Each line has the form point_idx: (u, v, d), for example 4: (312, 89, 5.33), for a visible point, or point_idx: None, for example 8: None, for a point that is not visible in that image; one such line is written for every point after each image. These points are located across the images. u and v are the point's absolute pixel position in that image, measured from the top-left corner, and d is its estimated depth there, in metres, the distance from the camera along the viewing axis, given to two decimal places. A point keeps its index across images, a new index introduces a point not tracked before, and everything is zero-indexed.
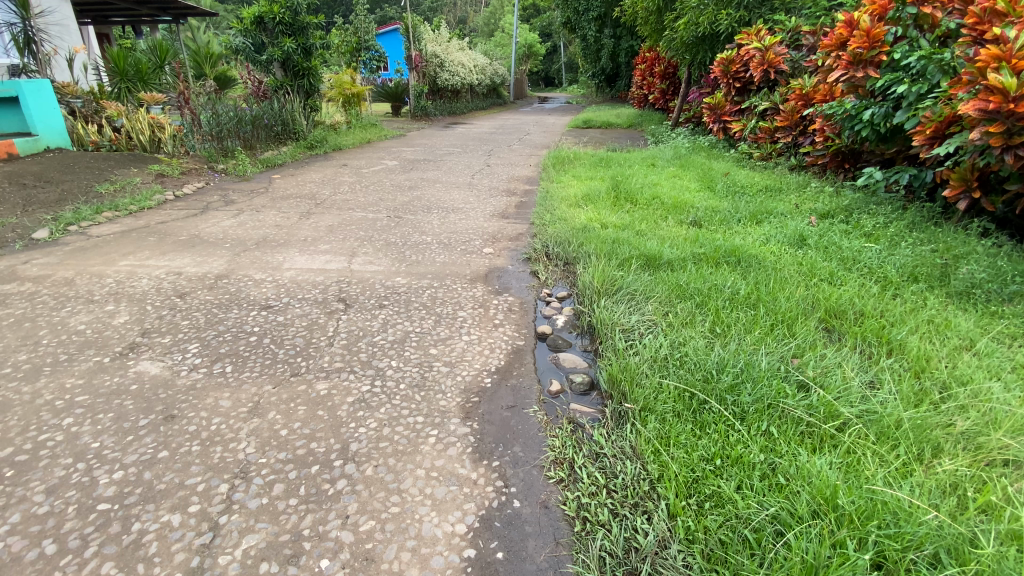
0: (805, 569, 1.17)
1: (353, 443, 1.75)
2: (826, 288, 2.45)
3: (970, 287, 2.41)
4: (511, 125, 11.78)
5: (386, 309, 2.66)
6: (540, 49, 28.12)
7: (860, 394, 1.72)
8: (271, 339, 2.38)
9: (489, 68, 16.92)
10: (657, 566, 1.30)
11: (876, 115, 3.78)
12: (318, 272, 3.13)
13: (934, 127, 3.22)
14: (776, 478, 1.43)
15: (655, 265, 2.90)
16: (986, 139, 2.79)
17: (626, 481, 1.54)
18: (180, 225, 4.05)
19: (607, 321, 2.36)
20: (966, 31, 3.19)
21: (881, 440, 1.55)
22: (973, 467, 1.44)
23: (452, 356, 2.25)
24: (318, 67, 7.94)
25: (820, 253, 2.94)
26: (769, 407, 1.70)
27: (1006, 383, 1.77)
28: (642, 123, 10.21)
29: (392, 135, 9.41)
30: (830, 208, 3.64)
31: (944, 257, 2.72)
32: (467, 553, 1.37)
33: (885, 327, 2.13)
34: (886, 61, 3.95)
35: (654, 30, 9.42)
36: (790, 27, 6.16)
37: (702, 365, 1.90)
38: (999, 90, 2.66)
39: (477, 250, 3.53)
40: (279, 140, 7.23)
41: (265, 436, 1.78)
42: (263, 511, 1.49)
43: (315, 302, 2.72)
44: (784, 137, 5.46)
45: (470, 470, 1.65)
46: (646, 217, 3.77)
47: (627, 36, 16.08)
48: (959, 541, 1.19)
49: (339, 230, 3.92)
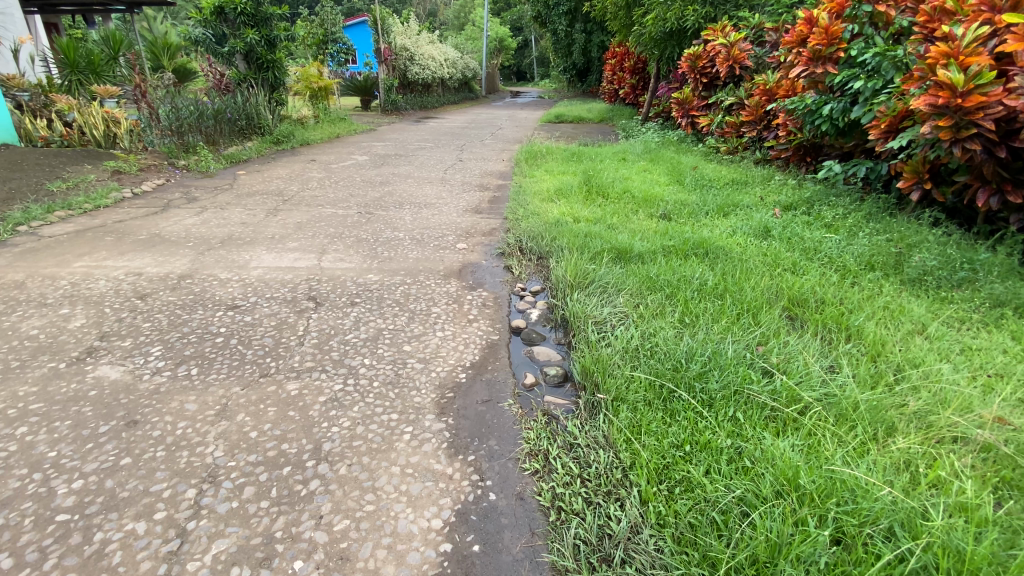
0: (769, 547, 1.22)
1: (325, 443, 1.72)
2: (789, 278, 2.53)
3: (922, 274, 2.53)
4: (483, 120, 11.69)
5: (358, 306, 2.62)
6: (511, 44, 27.88)
7: (821, 378, 1.80)
8: (238, 340, 2.32)
9: (460, 62, 16.74)
10: (631, 551, 1.32)
11: (835, 110, 3.94)
12: (286, 270, 3.06)
13: (888, 121, 3.35)
14: (742, 461, 1.48)
15: (626, 258, 2.95)
16: (937, 133, 2.90)
17: (599, 470, 1.57)
18: (139, 224, 3.90)
19: (580, 314, 2.39)
20: (918, 28, 3.33)
21: (840, 421, 1.62)
22: (924, 444, 1.52)
23: (426, 352, 2.24)
24: (283, 60, 7.65)
25: (784, 244, 3.04)
26: (735, 393, 1.75)
27: (955, 364, 1.88)
28: (614, 118, 10.29)
29: (361, 129, 9.24)
30: (792, 200, 3.76)
31: (898, 246, 2.85)
32: (444, 548, 1.37)
33: (844, 314, 2.22)
34: (844, 57, 4.10)
35: (623, 25, 9.47)
36: (755, 23, 6.29)
37: (672, 355, 1.94)
38: (948, 86, 2.80)
39: (451, 246, 3.51)
40: (244, 135, 7.01)
41: (234, 439, 1.74)
42: (232, 515, 1.46)
43: (284, 302, 2.67)
44: (749, 130, 5.58)
45: (445, 465, 1.65)
46: (617, 211, 3.81)
47: (597, 31, 16.12)
48: (911, 514, 1.25)
49: (308, 227, 3.83)
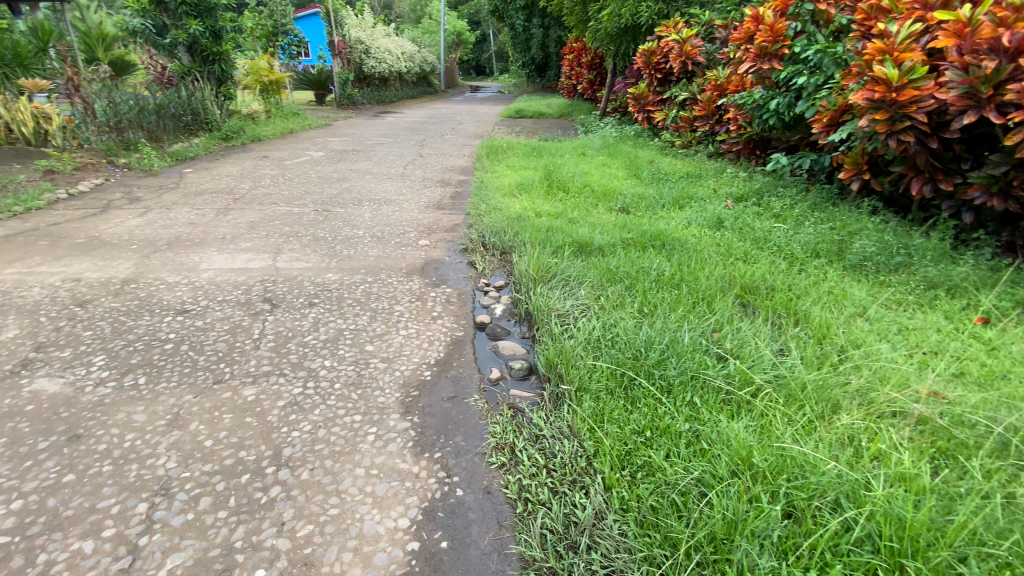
0: (725, 524, 1.27)
1: (285, 448, 1.67)
2: (741, 267, 2.63)
3: (862, 260, 2.68)
4: (442, 115, 11.56)
5: (317, 307, 2.55)
6: (470, 38, 27.67)
7: (771, 361, 1.88)
8: (189, 346, 2.22)
9: (417, 56, 16.48)
10: (596, 537, 1.35)
11: (782, 104, 4.11)
12: (239, 272, 2.94)
13: (830, 115, 3.52)
14: (699, 444, 1.53)
15: (587, 251, 2.99)
16: (874, 126, 3.06)
17: (564, 460, 1.60)
18: (76, 226, 3.66)
19: (543, 307, 2.41)
20: (858, 26, 3.56)
21: (790, 402, 1.70)
22: (866, 419, 1.62)
23: (390, 351, 2.21)
24: (230, 52, 7.35)
25: (736, 234, 3.15)
26: (692, 378, 1.82)
27: (893, 343, 2.01)
28: (573, 113, 10.39)
29: (316, 125, 8.97)
30: (743, 192, 3.90)
31: (841, 234, 3.01)
32: (411, 547, 1.36)
33: (792, 300, 2.33)
34: (789, 54, 4.29)
35: (580, 21, 9.55)
36: (705, 20, 6.47)
37: (632, 344, 1.99)
38: (883, 81, 2.95)
39: (412, 243, 3.46)
40: (190, 131, 6.68)
41: (187, 449, 1.67)
42: (188, 528, 1.40)
43: (238, 304, 2.57)
44: (702, 125, 5.74)
45: (411, 464, 1.63)
46: (578, 205, 3.85)
47: (555, 26, 16.17)
48: (855, 485, 1.33)
49: (261, 226, 3.70)
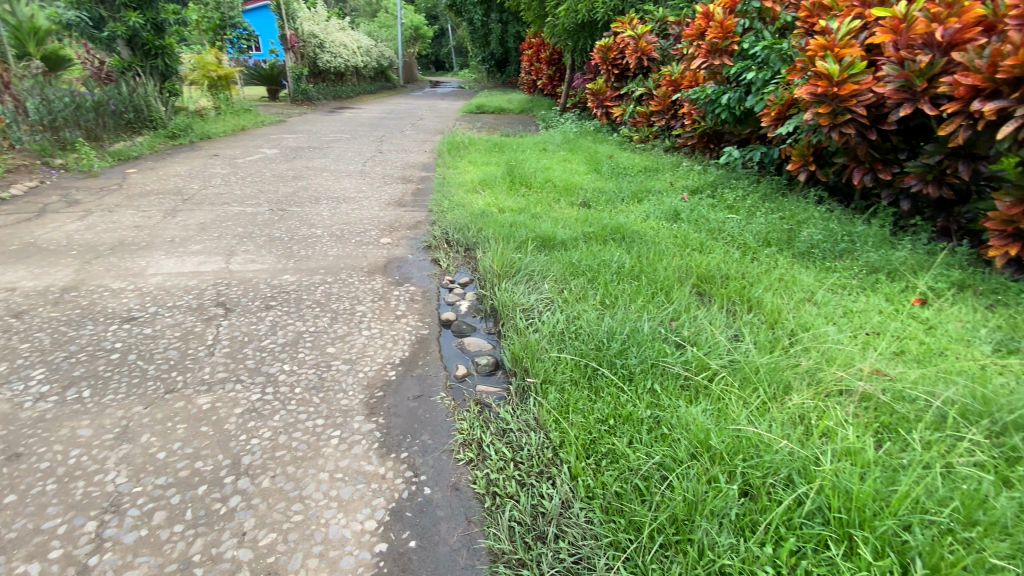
0: (686, 505, 1.31)
1: (244, 456, 1.62)
2: (697, 257, 2.71)
3: (809, 248, 2.82)
4: (402, 111, 11.37)
5: (274, 310, 2.47)
6: (428, 33, 27.30)
7: (726, 347, 1.96)
8: (137, 355, 2.11)
9: (374, 51, 16.13)
10: (563, 526, 1.37)
11: (733, 99, 4.26)
12: (190, 276, 2.82)
13: (777, 109, 3.67)
14: (660, 429, 1.58)
15: (550, 246, 3.02)
16: (817, 119, 3.21)
17: (531, 452, 1.61)
18: (8, 232, 3.42)
19: (507, 302, 2.41)
20: (801, 23, 3.70)
21: (744, 384, 1.77)
22: (815, 398, 1.71)
23: (352, 353, 2.17)
24: (174, 46, 6.95)
25: (692, 226, 3.24)
26: (652, 366, 1.87)
27: (838, 326, 2.11)
28: (534, 108, 10.42)
29: (270, 122, 8.67)
30: (698, 184, 4.02)
31: (789, 223, 3.14)
32: (379, 548, 1.35)
33: (746, 287, 2.42)
34: (738, 50, 4.44)
35: (537, 16, 9.58)
36: (659, 16, 6.60)
37: (595, 335, 2.03)
38: (826, 76, 3.10)
39: (373, 241, 3.40)
40: (132, 129, 6.33)
41: (138, 462, 1.59)
42: (142, 544, 1.34)
43: (189, 310, 2.46)
44: (658, 120, 5.87)
45: (377, 465, 1.61)
46: (540, 200, 3.87)
47: (513, 21, 16.15)
48: (805, 461, 1.40)
49: (213, 228, 3.55)
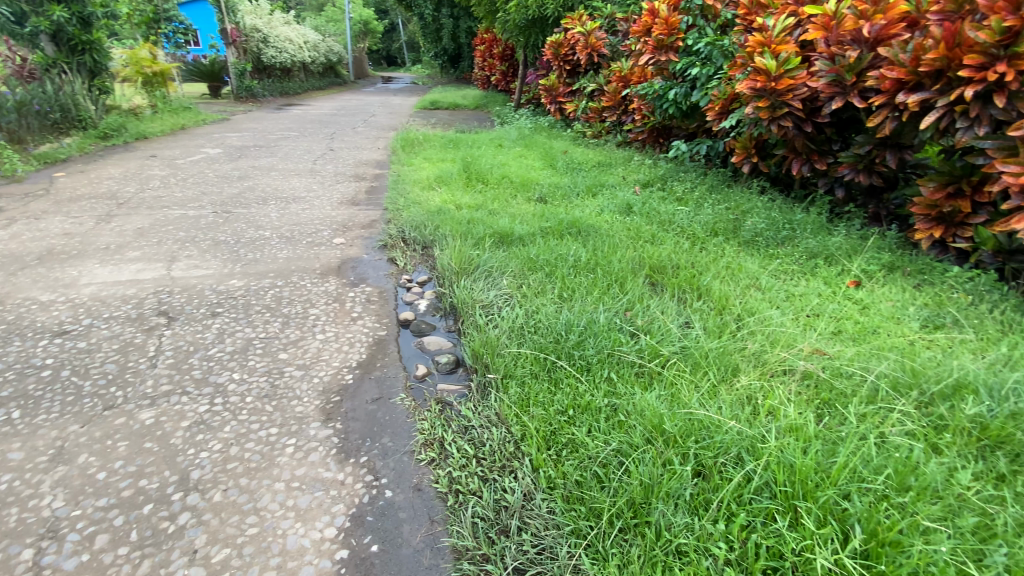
0: (643, 489, 1.36)
1: (193, 471, 1.55)
2: (650, 249, 2.79)
3: (754, 236, 2.95)
4: (353, 107, 11.09)
5: (221, 317, 2.37)
6: (378, 28, 26.70)
7: (678, 334, 2.02)
8: (71, 371, 1.98)
9: (322, 46, 15.64)
10: (525, 518, 1.39)
11: (679, 94, 4.40)
12: (127, 285, 2.66)
13: (721, 103, 3.81)
14: (617, 416, 1.62)
15: (508, 241, 3.03)
16: (758, 113, 3.36)
17: (493, 447, 1.62)
18: None
19: (466, 300, 2.41)
20: (741, 20, 3.85)
21: (696, 369, 1.84)
22: (761, 378, 1.79)
23: (306, 358, 2.11)
24: (103, 41, 6.43)
25: (644, 218, 3.33)
26: (608, 355, 1.91)
27: (781, 309, 2.23)
28: (488, 104, 10.39)
29: (212, 120, 8.26)
30: (650, 178, 4.13)
31: (735, 213, 3.28)
32: (340, 555, 1.32)
33: (695, 276, 2.51)
34: (683, 46, 4.58)
35: (488, 12, 9.54)
36: (607, 13, 6.65)
37: (553, 329, 2.05)
38: (764, 71, 3.25)
39: (326, 242, 3.31)
40: (59, 131, 5.95)
41: (76, 484, 1.50)
42: (83, 570, 1.26)
43: (128, 320, 2.33)
44: (610, 115, 5.98)
45: (336, 471, 1.58)
46: (497, 197, 3.87)
47: (465, 17, 16.02)
48: (753, 439, 1.47)
49: (152, 233, 3.36)
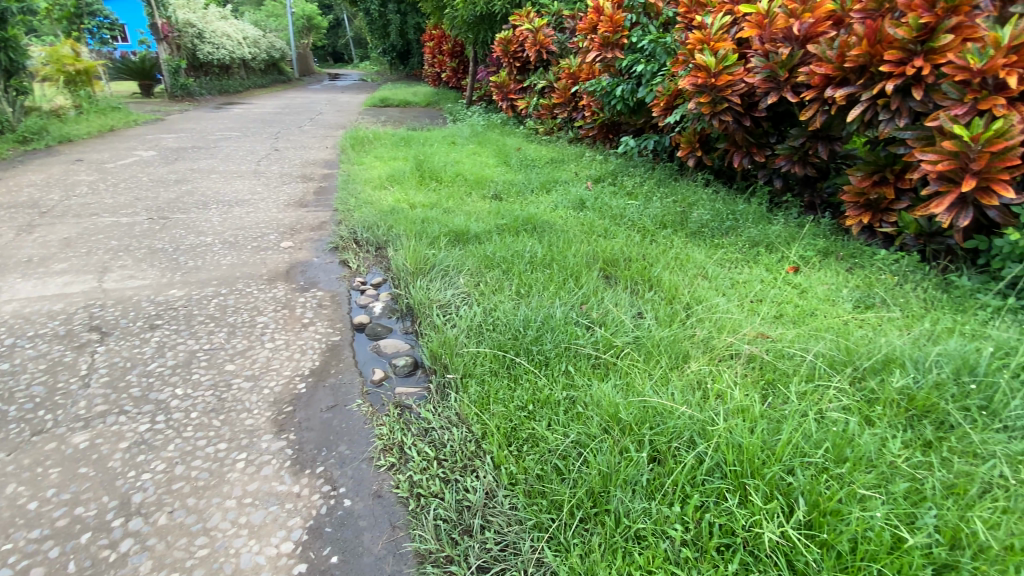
0: (602, 478, 1.39)
1: (135, 494, 1.47)
2: (603, 243, 2.84)
3: (700, 227, 3.06)
4: (299, 106, 10.70)
5: (160, 330, 2.24)
6: (323, 23, 25.86)
7: (632, 325, 2.08)
8: None
9: (263, 42, 15.00)
10: (487, 516, 1.39)
11: (626, 91, 4.51)
12: (54, 299, 2.47)
13: (665, 100, 3.93)
14: (575, 408, 1.65)
15: (464, 240, 3.01)
16: (700, 108, 3.49)
17: (454, 447, 1.61)
18: None
19: (422, 301, 2.38)
20: (682, 19, 3.97)
21: (649, 357, 1.90)
22: (710, 364, 1.87)
23: (256, 368, 2.03)
24: (19, 38, 5.79)
25: (596, 213, 3.39)
26: (565, 349, 1.94)
27: (728, 297, 2.32)
28: (440, 101, 10.27)
29: (145, 120, 7.78)
30: (601, 173, 4.21)
31: (682, 205, 3.39)
32: (298, 570, 1.28)
33: (647, 268, 2.58)
34: (628, 44, 4.68)
35: (436, 8, 9.43)
36: (554, 10, 6.76)
37: (510, 326, 2.06)
38: (704, 68, 3.37)
39: (274, 246, 3.19)
40: None
41: (3, 518, 1.39)
42: None
43: (56, 338, 2.16)
44: (561, 112, 6.04)
45: (291, 484, 1.53)
46: (451, 195, 3.84)
47: (412, 12, 15.76)
48: (704, 422, 1.53)
49: (80, 243, 3.13)
